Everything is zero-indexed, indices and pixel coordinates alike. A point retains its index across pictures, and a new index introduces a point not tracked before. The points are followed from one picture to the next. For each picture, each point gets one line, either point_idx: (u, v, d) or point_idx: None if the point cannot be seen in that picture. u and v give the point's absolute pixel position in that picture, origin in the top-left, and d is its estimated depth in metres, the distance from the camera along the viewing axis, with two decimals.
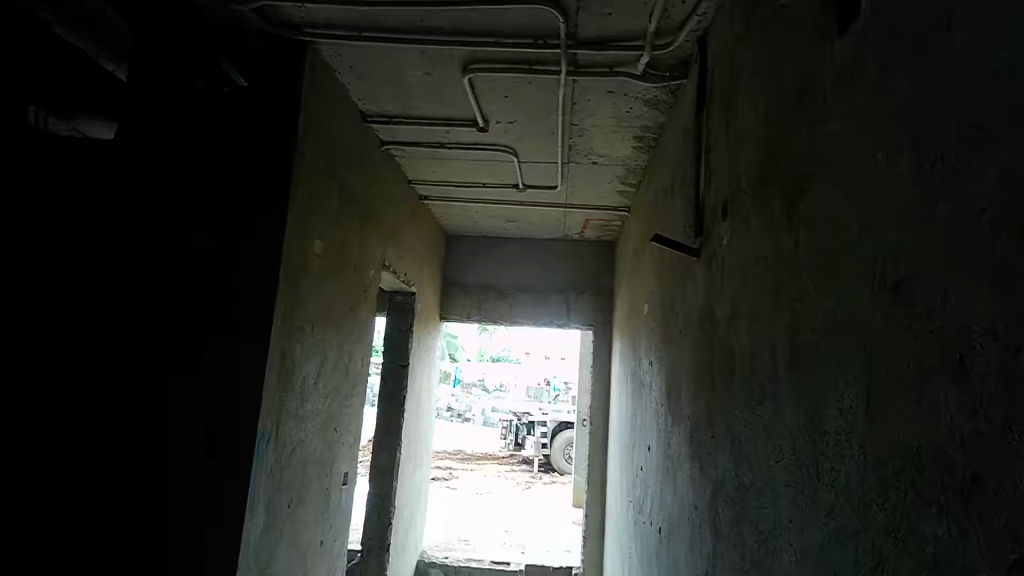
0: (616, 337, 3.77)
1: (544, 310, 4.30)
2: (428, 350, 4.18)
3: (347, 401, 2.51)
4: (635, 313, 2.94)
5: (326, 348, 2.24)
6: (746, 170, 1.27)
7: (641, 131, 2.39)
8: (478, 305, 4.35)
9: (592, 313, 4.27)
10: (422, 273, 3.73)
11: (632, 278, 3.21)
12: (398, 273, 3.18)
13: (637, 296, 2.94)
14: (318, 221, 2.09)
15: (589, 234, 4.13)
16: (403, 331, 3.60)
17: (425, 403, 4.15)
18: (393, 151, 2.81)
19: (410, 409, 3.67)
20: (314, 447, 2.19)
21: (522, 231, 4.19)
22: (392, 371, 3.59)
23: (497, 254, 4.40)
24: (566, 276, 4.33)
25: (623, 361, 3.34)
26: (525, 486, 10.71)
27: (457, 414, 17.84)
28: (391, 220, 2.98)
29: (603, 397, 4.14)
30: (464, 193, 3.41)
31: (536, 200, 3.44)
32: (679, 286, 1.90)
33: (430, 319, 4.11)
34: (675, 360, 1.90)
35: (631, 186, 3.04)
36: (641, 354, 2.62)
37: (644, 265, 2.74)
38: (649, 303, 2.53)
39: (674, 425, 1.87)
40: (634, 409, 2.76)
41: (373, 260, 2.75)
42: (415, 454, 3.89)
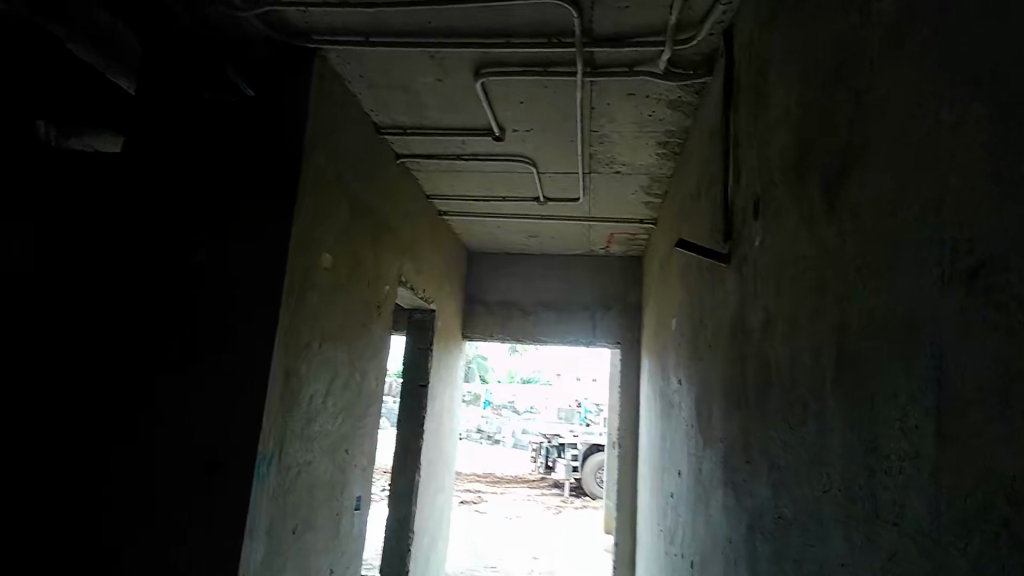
0: (645, 356, 3.60)
1: (569, 328, 4.16)
2: (450, 370, 4.08)
3: (360, 422, 2.42)
4: (663, 330, 2.79)
5: (335, 367, 2.15)
6: (778, 163, 1.14)
7: (665, 136, 2.27)
8: (501, 323, 4.24)
9: (620, 331, 4.11)
10: (442, 290, 3.65)
11: (660, 293, 3.05)
12: (415, 290, 3.10)
13: (665, 312, 2.79)
14: (326, 234, 2.02)
15: (615, 249, 4.00)
16: (423, 350, 3.50)
17: (447, 424, 4.03)
18: (410, 164, 2.74)
19: (430, 432, 3.56)
20: (323, 469, 2.09)
21: (545, 246, 4.08)
22: (410, 391, 3.48)
23: (519, 270, 4.30)
24: (592, 293, 4.19)
25: (652, 380, 3.18)
26: (555, 511, 10.43)
27: (486, 436, 17.65)
28: (408, 234, 2.90)
29: (632, 418, 3.96)
30: (484, 207, 3.33)
31: (559, 214, 3.33)
32: (708, 297, 1.75)
33: (452, 337, 4.00)
34: (705, 376, 1.75)
35: (656, 196, 2.91)
36: (670, 373, 2.47)
37: (672, 278, 2.60)
38: (677, 317, 2.37)
39: (705, 447, 1.71)
40: (663, 431, 2.59)
41: (388, 276, 2.67)
42: (436, 478, 3.76)
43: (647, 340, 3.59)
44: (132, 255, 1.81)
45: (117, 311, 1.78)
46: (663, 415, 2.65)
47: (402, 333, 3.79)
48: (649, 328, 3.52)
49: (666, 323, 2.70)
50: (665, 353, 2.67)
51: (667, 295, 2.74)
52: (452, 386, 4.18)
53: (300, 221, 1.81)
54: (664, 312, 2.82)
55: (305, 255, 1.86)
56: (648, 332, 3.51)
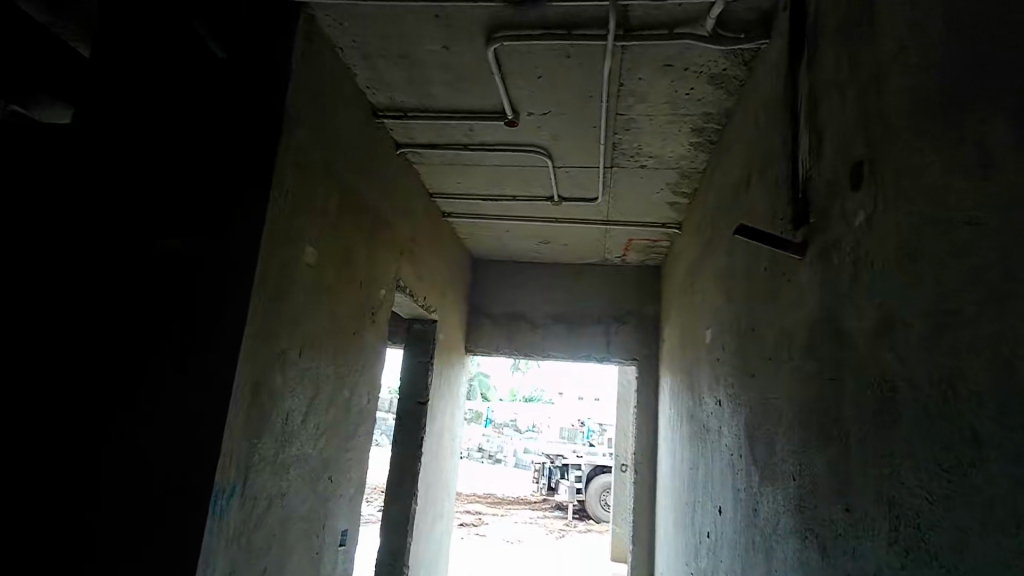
0: (666, 375, 3.28)
1: (581, 343, 3.85)
2: (453, 386, 3.76)
3: (348, 445, 2.11)
4: (692, 346, 2.48)
5: (318, 382, 1.84)
6: (903, 111, 0.84)
7: (702, 120, 1.99)
8: (507, 336, 3.94)
9: (635, 347, 3.80)
10: (444, 299, 3.35)
11: (686, 305, 2.75)
12: (414, 298, 2.80)
13: (694, 325, 2.49)
14: (310, 226, 1.73)
15: (632, 258, 3.70)
16: (423, 363, 3.20)
17: (449, 446, 3.70)
18: (411, 156, 2.46)
19: (429, 455, 3.23)
20: (301, 500, 1.79)
21: (556, 254, 3.79)
22: (407, 407, 3.15)
23: (528, 280, 4.01)
24: (605, 306, 3.89)
25: (676, 401, 2.86)
26: (558, 535, 10.00)
27: (488, 455, 17.25)
28: (407, 235, 2.61)
29: (648, 441, 3.64)
30: (492, 209, 3.05)
31: (574, 217, 3.04)
32: (767, 303, 1.45)
33: (454, 351, 3.69)
34: (763, 396, 1.44)
35: (684, 195, 2.63)
36: (703, 391, 2.17)
37: (705, 285, 2.30)
38: (712, 332, 2.08)
39: (764, 483, 1.39)
40: (694, 458, 2.27)
41: (383, 280, 2.37)
42: (435, 506, 3.43)
43: (668, 359, 3.28)
44: (73, 243, 1.52)
45: (52, 310, 1.49)
46: (692, 440, 2.34)
47: (400, 345, 3.48)
48: (671, 344, 3.21)
49: (696, 336, 2.39)
50: (695, 371, 2.36)
51: (698, 304, 2.43)
52: (455, 404, 3.85)
53: (277, 206, 1.53)
54: (693, 326, 2.51)
55: (283, 247, 1.57)
56: (670, 350, 3.19)
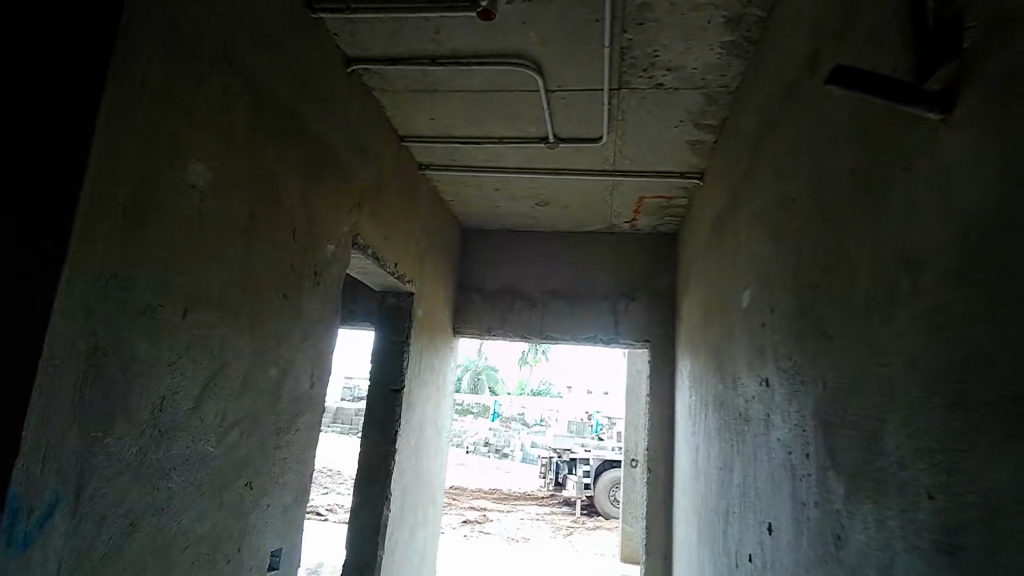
0: (685, 358, 2.77)
1: (585, 323, 3.36)
2: (440, 373, 3.27)
3: (279, 441, 1.63)
4: (722, 315, 1.97)
5: (221, 355, 1.36)
6: None
7: (741, 3, 1.48)
8: (501, 315, 3.44)
9: (647, 327, 3.30)
10: (424, 270, 2.86)
11: (711, 269, 2.25)
12: (381, 263, 2.30)
13: (724, 289, 1.98)
14: (198, 135, 1.24)
15: (643, 223, 3.20)
16: (398, 341, 2.67)
17: (434, 440, 3.21)
18: (369, 79, 1.97)
19: (407, 451, 2.74)
20: (196, 514, 1.31)
21: (555, 220, 3.28)
22: (378, 393, 2.64)
23: (524, 251, 3.50)
24: (612, 281, 3.38)
25: (699, 387, 2.36)
26: (566, 533, 9.52)
27: (494, 449, 16.79)
28: (367, 183, 2.12)
29: (663, 435, 3.14)
30: (476, 159, 2.55)
31: (574, 167, 2.53)
32: (858, 221, 0.95)
33: (439, 332, 3.18)
34: (853, 365, 0.94)
35: (710, 129, 2.12)
36: (740, 370, 1.66)
37: (741, 235, 1.79)
38: (754, 292, 1.57)
39: (862, 497, 0.89)
40: (729, 456, 1.76)
41: (334, 234, 1.88)
42: (416, 509, 2.94)
43: (687, 339, 2.77)
44: None
45: None
46: (724, 433, 1.84)
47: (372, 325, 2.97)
48: (690, 320, 2.70)
49: (728, 303, 1.89)
50: (728, 345, 1.85)
51: (729, 263, 1.93)
52: (443, 393, 3.36)
53: (126, 89, 1.04)
54: (722, 292, 2.01)
55: (141, 153, 1.09)
56: (690, 329, 2.69)
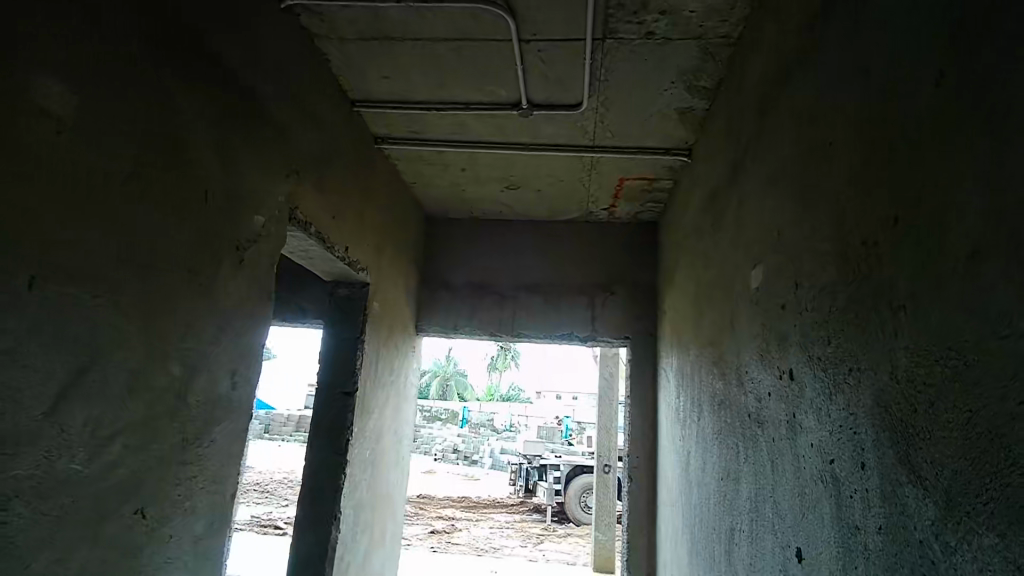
0: (671, 356, 2.52)
1: (560, 320, 3.08)
2: (401, 374, 2.94)
3: (186, 456, 1.29)
4: (723, 303, 1.70)
5: (98, 345, 1.03)
6: None
7: None
8: (468, 312, 3.13)
9: (628, 323, 3.04)
10: (383, 259, 2.53)
11: (704, 253, 1.99)
12: (330, 248, 1.97)
13: (724, 274, 1.72)
14: (58, 46, 0.92)
15: (623, 211, 2.94)
16: (350, 338, 2.34)
17: (394, 449, 2.88)
18: (311, 23, 1.66)
19: (361, 463, 2.40)
20: (59, 556, 0.98)
21: (528, 208, 3.00)
22: (327, 396, 2.29)
23: (493, 243, 3.21)
24: (589, 274, 3.11)
25: (690, 388, 2.10)
26: (536, 542, 9.22)
27: (463, 456, 16.40)
28: (310, 150, 1.79)
29: (644, 442, 2.88)
30: (440, 132, 2.25)
31: (550, 142, 2.25)
32: (960, 146, 0.69)
33: (399, 330, 2.87)
34: (950, 342, 0.68)
35: (704, 94, 1.87)
36: (752, 363, 1.40)
37: (747, 208, 1.54)
38: (771, 270, 1.31)
39: (974, 526, 0.63)
40: (734, 466, 1.50)
41: (267, 205, 1.55)
42: (373, 528, 2.61)
43: (673, 335, 2.51)
44: None
45: None
46: (726, 437, 1.58)
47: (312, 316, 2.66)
48: (677, 314, 2.44)
49: (731, 288, 1.63)
50: (732, 336, 1.59)
51: (731, 242, 1.67)
52: (405, 397, 3.03)
53: None
54: (721, 277, 1.75)
55: None
56: (676, 324, 2.43)
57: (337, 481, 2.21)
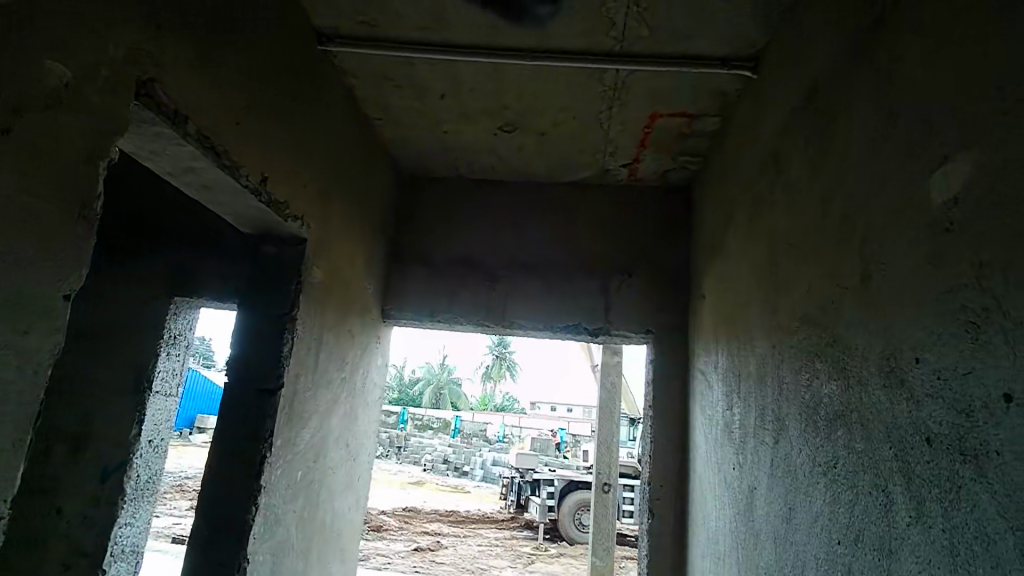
0: (716, 356, 1.86)
1: (565, 308, 2.41)
2: (362, 373, 2.26)
3: None
4: (845, 257, 1.04)
5: None
6: None
7: None
8: (448, 293, 2.47)
9: (650, 313, 2.37)
10: (332, 213, 1.87)
11: (790, 197, 1.34)
12: (231, 172, 1.31)
13: (842, 211, 1.06)
14: None
15: (650, 170, 2.29)
16: (274, 313, 1.66)
17: (349, 469, 2.20)
18: None
19: (290, 490, 1.72)
20: None
21: (527, 164, 2.35)
22: (239, 394, 1.62)
23: (482, 208, 2.55)
24: (602, 251, 2.46)
25: (756, 395, 1.45)
26: (527, 562, 8.49)
27: (453, 467, 15.65)
28: (196, 6, 1.16)
29: (670, 465, 2.21)
30: (408, 28, 1.61)
31: (561, 44, 1.61)
32: None
33: (359, 312, 2.20)
34: None
35: None
36: (940, 344, 0.75)
37: (901, 81, 0.90)
38: (1003, 157, 0.66)
39: None
40: (883, 525, 0.85)
41: (84, 51, 0.90)
42: (309, 574, 1.93)
43: (719, 328, 1.85)
44: None
45: None
46: (859, 475, 0.93)
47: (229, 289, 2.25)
48: (729, 299, 1.77)
49: (865, 226, 0.98)
50: (873, 307, 0.93)
51: (858, 154, 1.02)
52: (368, 401, 2.37)
53: None
54: (836, 220, 1.09)
55: None
56: (729, 315, 1.76)
57: (245, 516, 1.54)
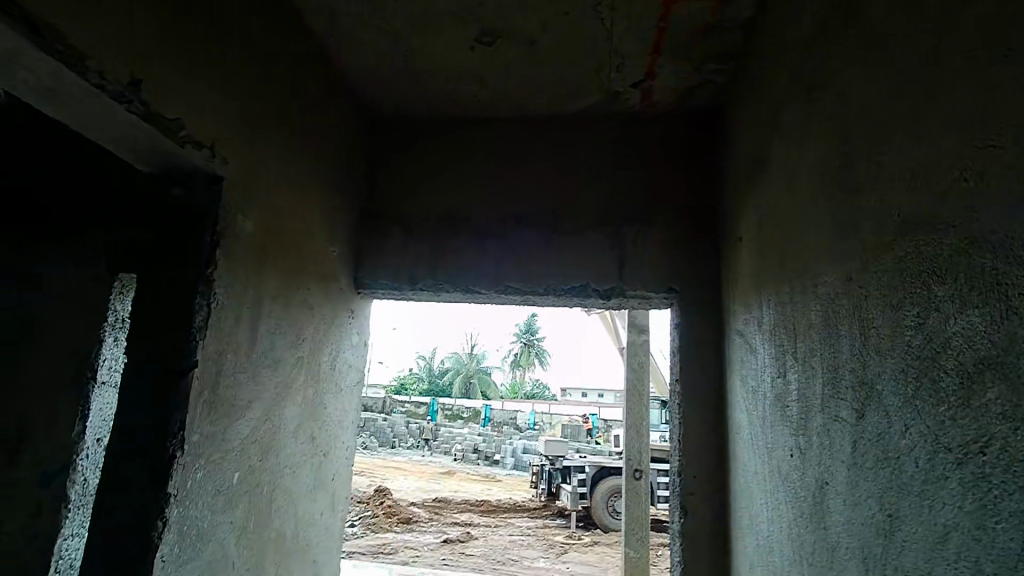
0: (758, 313, 1.43)
1: (569, 267, 2.00)
2: (329, 353, 1.90)
3: None
4: (988, 98, 0.61)
5: None
6: None
7: None
8: (432, 254, 2.08)
9: (674, 267, 1.95)
10: (265, 150, 1.49)
11: (865, 57, 0.91)
12: (67, 62, 0.93)
13: (978, 25, 0.63)
14: None
15: (666, 88, 1.86)
16: (183, 273, 1.30)
17: (318, 467, 1.84)
18: None
19: (222, 497, 1.37)
20: None
21: (514, 91, 1.94)
22: (145, 378, 1.27)
23: (467, 153, 2.15)
24: (611, 198, 2.04)
25: (821, 352, 1.03)
26: (558, 552, 8.14)
27: (482, 456, 15.38)
28: None
29: (706, 449, 1.80)
30: None
31: None
32: None
33: (320, 278, 1.83)
34: None
35: None
36: None
37: None
38: None
39: None
40: None
41: None
42: None
43: (761, 276, 1.42)
44: None
45: None
46: None
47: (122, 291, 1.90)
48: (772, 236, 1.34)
49: None
50: None
51: None
52: (342, 386, 2.01)
53: None
54: (961, 50, 0.67)
55: None
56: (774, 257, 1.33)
57: (150, 534, 1.19)
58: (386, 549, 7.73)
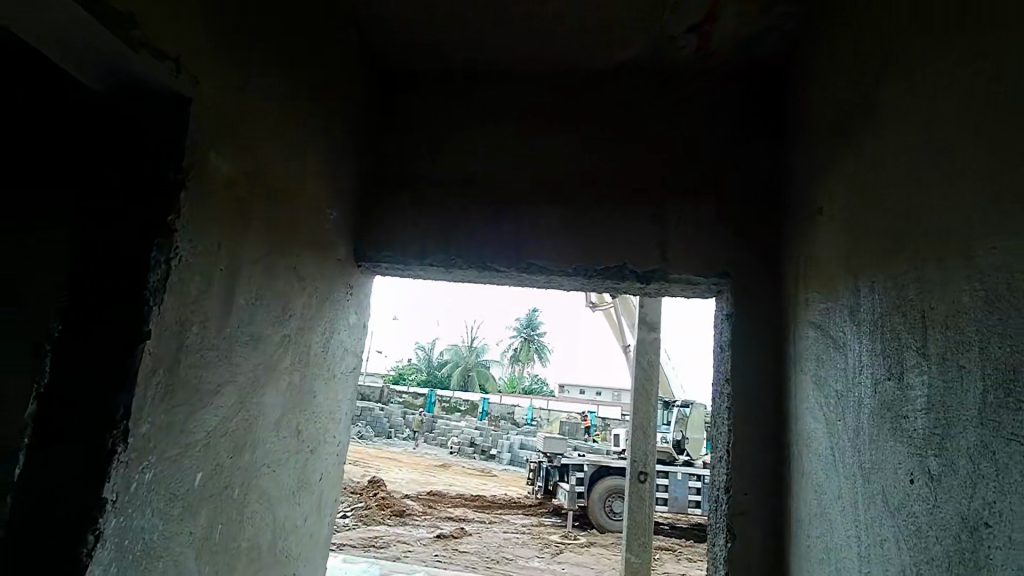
0: (852, 301, 1.15)
1: (605, 243, 1.72)
2: (322, 334, 1.62)
3: None
4: None
5: None
6: None
7: None
8: (445, 224, 1.81)
9: (726, 248, 1.67)
10: (252, 77, 1.21)
11: None
12: None
13: None
14: None
15: (730, 32, 1.58)
16: (137, 219, 1.02)
17: (303, 465, 1.57)
18: None
19: (178, 503, 1.10)
20: None
21: (549, 32, 1.66)
22: (83, 352, 1.00)
23: (488, 110, 1.88)
24: (655, 166, 1.76)
25: (984, 346, 0.76)
26: (554, 552, 7.88)
27: (478, 450, 15.13)
28: None
29: (761, 462, 1.52)
30: None
31: None
32: None
33: (314, 244, 1.55)
34: None
35: None
36: None
37: None
38: None
39: None
40: None
41: None
42: None
43: (859, 253, 1.14)
44: None
45: None
46: None
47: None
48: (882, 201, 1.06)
49: None
50: None
51: None
52: (337, 372, 1.74)
53: None
54: None
55: None
56: (884, 228, 1.05)
57: (78, 551, 0.92)
58: (377, 544, 7.47)
